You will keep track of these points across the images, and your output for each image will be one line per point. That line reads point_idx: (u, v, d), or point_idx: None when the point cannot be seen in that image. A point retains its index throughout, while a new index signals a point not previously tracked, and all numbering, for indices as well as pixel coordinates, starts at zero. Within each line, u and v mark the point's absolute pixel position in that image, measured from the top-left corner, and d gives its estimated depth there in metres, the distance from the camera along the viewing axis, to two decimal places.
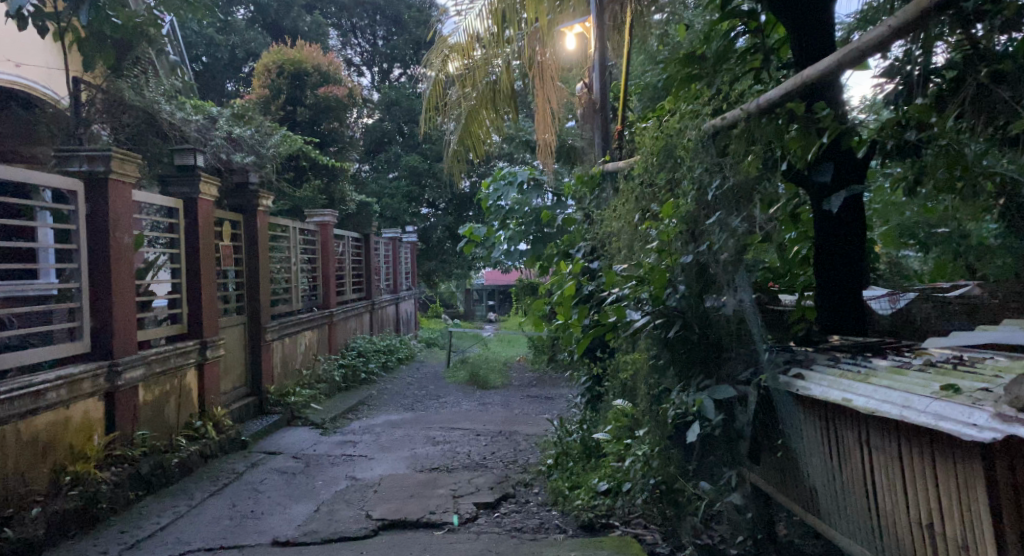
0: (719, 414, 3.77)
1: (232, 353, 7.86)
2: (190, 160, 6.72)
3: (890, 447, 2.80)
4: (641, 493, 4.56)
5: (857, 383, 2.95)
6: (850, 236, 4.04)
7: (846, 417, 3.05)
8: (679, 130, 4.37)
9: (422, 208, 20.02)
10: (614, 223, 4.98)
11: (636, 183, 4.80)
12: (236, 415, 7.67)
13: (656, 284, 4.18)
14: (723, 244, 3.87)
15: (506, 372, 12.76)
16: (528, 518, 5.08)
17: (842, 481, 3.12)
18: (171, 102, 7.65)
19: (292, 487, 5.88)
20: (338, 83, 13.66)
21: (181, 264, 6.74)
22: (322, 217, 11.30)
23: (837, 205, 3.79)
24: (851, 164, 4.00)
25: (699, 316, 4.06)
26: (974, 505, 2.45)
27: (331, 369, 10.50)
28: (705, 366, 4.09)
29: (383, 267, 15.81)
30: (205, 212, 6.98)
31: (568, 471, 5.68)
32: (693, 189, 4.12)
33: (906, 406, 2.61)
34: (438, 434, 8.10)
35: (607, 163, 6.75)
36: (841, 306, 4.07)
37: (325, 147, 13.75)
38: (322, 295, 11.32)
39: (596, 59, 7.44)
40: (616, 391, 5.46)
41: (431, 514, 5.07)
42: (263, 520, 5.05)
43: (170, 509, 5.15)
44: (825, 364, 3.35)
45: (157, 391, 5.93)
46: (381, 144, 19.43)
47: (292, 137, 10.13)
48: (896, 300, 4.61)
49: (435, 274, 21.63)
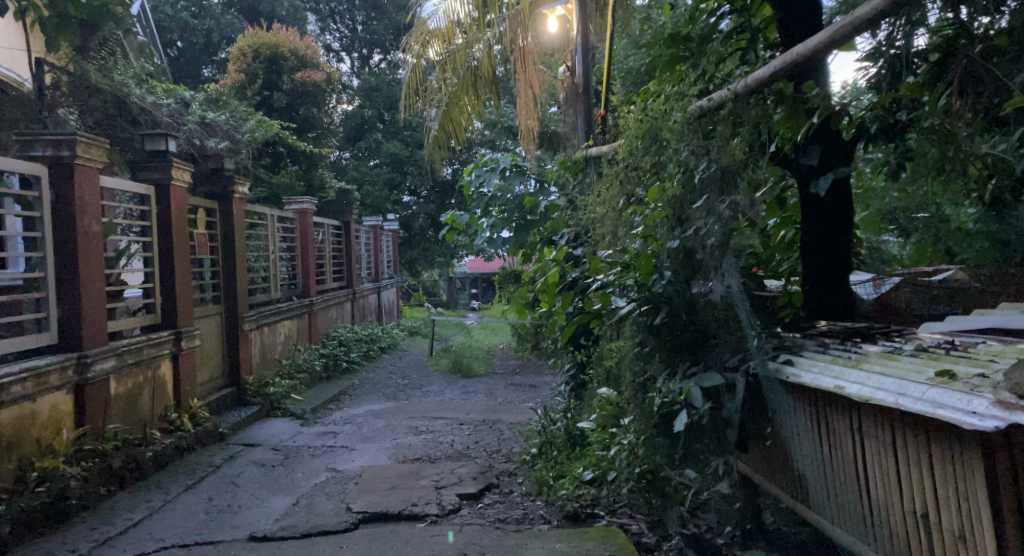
0: (707, 402, 3.69)
1: (209, 343, 7.69)
2: (162, 145, 6.54)
3: (884, 436, 2.72)
4: (627, 483, 4.48)
5: (849, 369, 2.87)
6: (839, 219, 3.97)
7: (837, 405, 2.97)
8: (665, 113, 4.26)
9: (404, 195, 19.85)
10: (598, 208, 4.87)
11: (620, 167, 4.69)
12: (215, 406, 7.54)
13: (641, 271, 4.05)
14: (709, 228, 3.78)
15: (490, 360, 12.69)
16: (512, 508, 4.99)
17: (833, 471, 3.04)
18: (141, 86, 7.45)
19: (270, 480, 5.75)
20: (315, 67, 13.44)
21: (154, 252, 6.57)
22: (300, 204, 11.14)
23: (825, 188, 3.75)
24: (839, 147, 3.93)
25: (685, 303, 3.97)
26: (971, 497, 2.38)
27: (311, 358, 10.36)
28: (693, 353, 4.04)
29: (364, 255, 15.65)
30: (178, 199, 6.81)
31: (552, 459, 5.60)
32: (678, 172, 4.02)
33: (901, 393, 2.53)
34: (420, 424, 8.00)
35: (591, 147, 6.65)
36: (829, 291, 4.01)
37: (304, 133, 13.57)
38: (302, 284, 11.16)
39: (579, 42, 7.35)
40: (600, 379, 5.39)
41: (413, 506, 4.96)
42: (240, 514, 4.93)
43: (144, 505, 5.01)
44: (814, 350, 3.28)
45: (130, 383, 5.78)
46: (362, 130, 19.24)
47: (269, 123, 9.94)
48: (880, 285, 4.43)
49: (418, 262, 21.46)
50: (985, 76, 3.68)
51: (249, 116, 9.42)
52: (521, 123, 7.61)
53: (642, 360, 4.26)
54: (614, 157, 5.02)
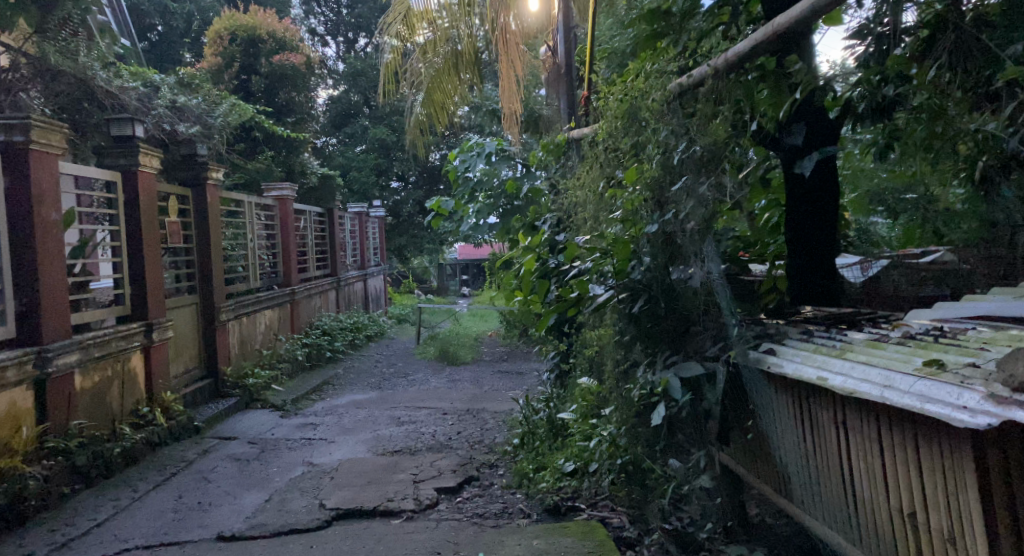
0: (687, 393, 3.53)
1: (183, 334, 7.51)
2: (128, 131, 6.35)
3: (869, 430, 2.57)
4: (608, 475, 4.32)
5: (832, 359, 2.73)
6: (823, 202, 3.82)
7: (820, 397, 2.82)
8: (644, 92, 4.06)
9: (392, 181, 19.62)
10: (579, 193, 4.70)
11: (600, 149, 4.50)
12: (190, 399, 7.36)
13: (619, 256, 3.91)
14: (690, 212, 3.58)
15: (477, 347, 12.53)
16: (491, 502, 4.84)
17: (816, 465, 2.90)
18: (107, 69, 7.23)
19: (244, 476, 5.59)
20: (295, 50, 13.17)
21: (122, 241, 6.38)
22: (281, 191, 10.91)
23: (810, 168, 3.59)
24: (825, 125, 3.79)
25: (664, 290, 3.82)
26: (961, 497, 2.24)
27: (293, 348, 10.19)
28: (673, 342, 3.89)
29: (349, 242, 15.42)
30: (147, 186, 6.62)
31: (534, 451, 5.44)
32: (657, 153, 3.80)
33: (886, 386, 2.38)
34: (403, 414, 7.84)
35: (573, 129, 6.48)
36: (814, 276, 3.86)
37: (284, 118, 13.32)
38: (283, 273, 10.94)
39: (561, 22, 7.16)
40: (582, 368, 5.23)
41: (389, 501, 4.80)
42: (210, 512, 4.77)
43: (109, 503, 4.84)
44: (797, 338, 3.13)
45: (97, 378, 5.60)
46: (348, 116, 19.04)
47: (244, 107, 9.70)
48: (868, 267, 4.38)
49: (407, 249, 21.20)
50: (975, 50, 3.60)
51: (223, 99, 9.18)
52: (505, 106, 7.39)
53: (624, 349, 4.10)
54: (594, 138, 4.83)
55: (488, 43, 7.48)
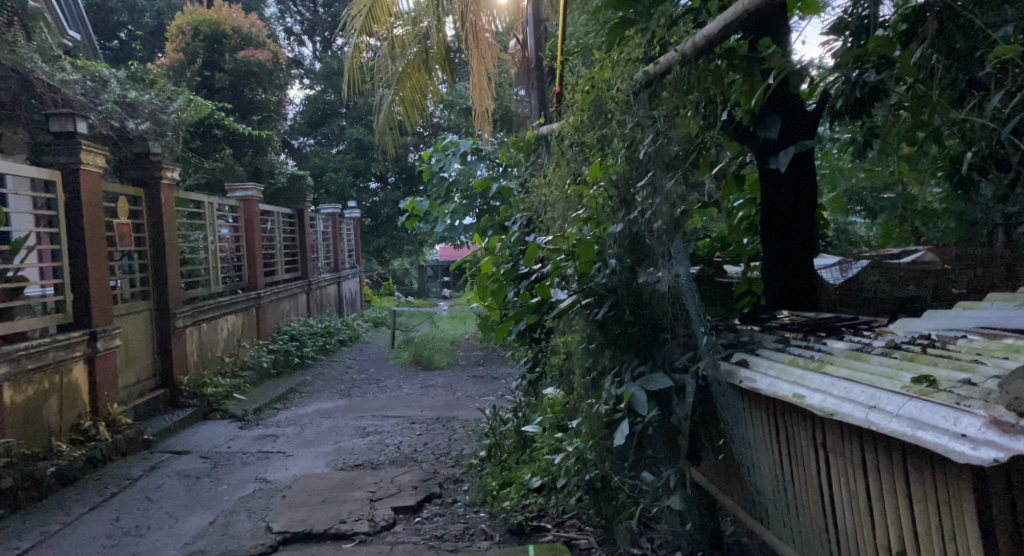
0: (654, 408, 3.20)
1: (133, 341, 7.21)
2: (69, 127, 6.08)
3: (852, 454, 2.28)
4: (576, 492, 3.97)
5: (809, 374, 2.44)
6: (799, 199, 3.54)
7: (796, 415, 2.53)
8: (610, 82, 3.74)
9: (370, 182, 19.22)
10: (547, 191, 4.37)
11: (566, 145, 4.19)
12: (141, 410, 7.04)
13: (584, 259, 3.57)
14: (655, 210, 3.22)
15: (453, 351, 12.18)
16: (452, 522, 4.47)
17: (793, 490, 2.61)
18: (47, 62, 6.93)
19: (190, 495, 5.29)
20: (261, 46, 12.80)
21: (63, 244, 6.13)
22: (245, 192, 10.54)
23: (786, 163, 3.32)
24: (802, 117, 3.50)
25: (631, 294, 3.43)
26: (960, 535, 1.96)
27: (258, 354, 9.82)
28: (641, 351, 3.51)
29: (322, 244, 15.04)
30: (90, 184, 6.39)
31: (501, 464, 5.07)
32: (623, 147, 3.49)
33: (872, 407, 2.10)
34: (369, 424, 7.49)
35: (541, 125, 6.17)
36: (790, 278, 3.56)
37: (250, 116, 13.00)
38: (249, 276, 10.59)
39: (531, 13, 6.76)
40: (550, 378, 4.91)
41: (341, 523, 4.45)
42: (146, 537, 4.50)
43: (37, 530, 4.65)
44: (773, 348, 2.85)
45: (30, 391, 5.47)
46: (324, 117, 18.71)
47: (202, 103, 9.35)
48: (847, 269, 4.06)
49: (386, 252, 20.59)
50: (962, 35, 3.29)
51: (179, 94, 8.83)
52: (476, 103, 6.98)
53: (592, 357, 3.76)
54: (561, 131, 4.50)
55: (459, 39, 7.14)
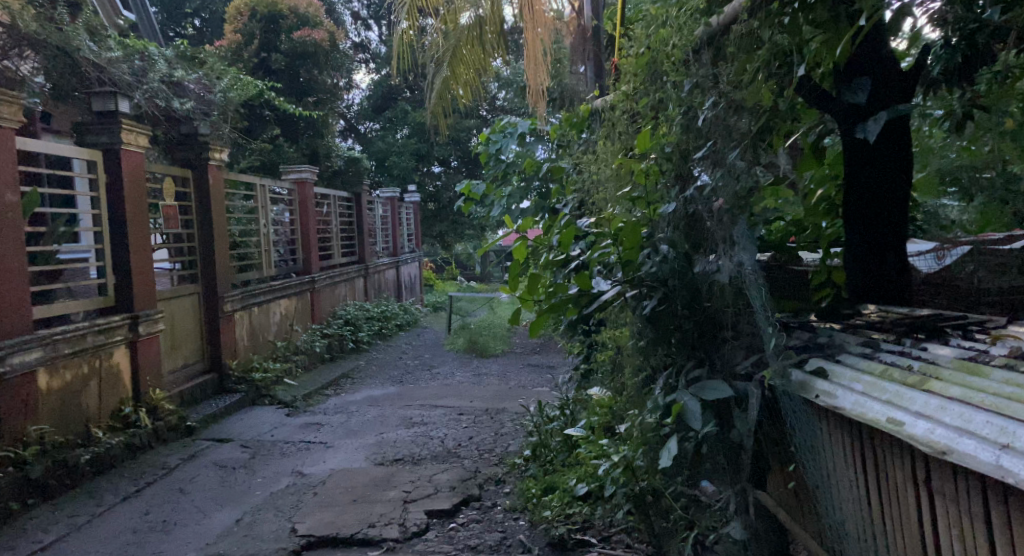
0: (710, 421, 2.75)
1: (179, 325, 7.09)
2: (111, 106, 5.90)
3: (969, 502, 1.83)
4: (622, 504, 3.53)
5: (909, 392, 1.98)
6: (891, 176, 3.00)
7: (889, 443, 2.06)
8: (667, 40, 3.26)
9: (434, 166, 18.95)
10: (597, 166, 3.89)
11: (618, 116, 3.74)
12: (186, 396, 6.91)
13: (628, 245, 3.16)
14: (717, 187, 2.74)
15: (510, 338, 11.82)
16: (488, 531, 4.09)
17: (883, 534, 2.14)
18: (93, 37, 6.79)
19: (224, 488, 5.09)
20: (317, 26, 12.68)
21: (105, 227, 5.99)
22: (299, 173, 10.36)
23: (877, 132, 2.76)
24: (895, 76, 2.93)
25: (686, 286, 2.95)
26: None
27: (311, 339, 9.66)
28: (696, 351, 3.04)
29: (381, 228, 14.84)
30: (133, 163, 6.20)
31: (546, 465, 4.67)
32: (680, 114, 3.03)
33: (1006, 448, 1.65)
34: (416, 413, 7.20)
35: (596, 100, 5.68)
36: (878, 269, 3.04)
37: (306, 98, 12.81)
38: (303, 260, 10.41)
39: None
40: (598, 375, 4.48)
41: (370, 528, 4.13)
42: (171, 535, 4.29)
43: (64, 522, 4.50)
44: (857, 353, 2.36)
45: (67, 377, 5.32)
46: (389, 100, 18.50)
47: (250, 82, 9.13)
48: (945, 257, 3.30)
49: (449, 235, 20.33)
50: None
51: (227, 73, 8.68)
52: (530, 80, 6.00)
53: (641, 355, 3.30)
54: (612, 102, 4.05)
55: (515, 19, 6.02)
